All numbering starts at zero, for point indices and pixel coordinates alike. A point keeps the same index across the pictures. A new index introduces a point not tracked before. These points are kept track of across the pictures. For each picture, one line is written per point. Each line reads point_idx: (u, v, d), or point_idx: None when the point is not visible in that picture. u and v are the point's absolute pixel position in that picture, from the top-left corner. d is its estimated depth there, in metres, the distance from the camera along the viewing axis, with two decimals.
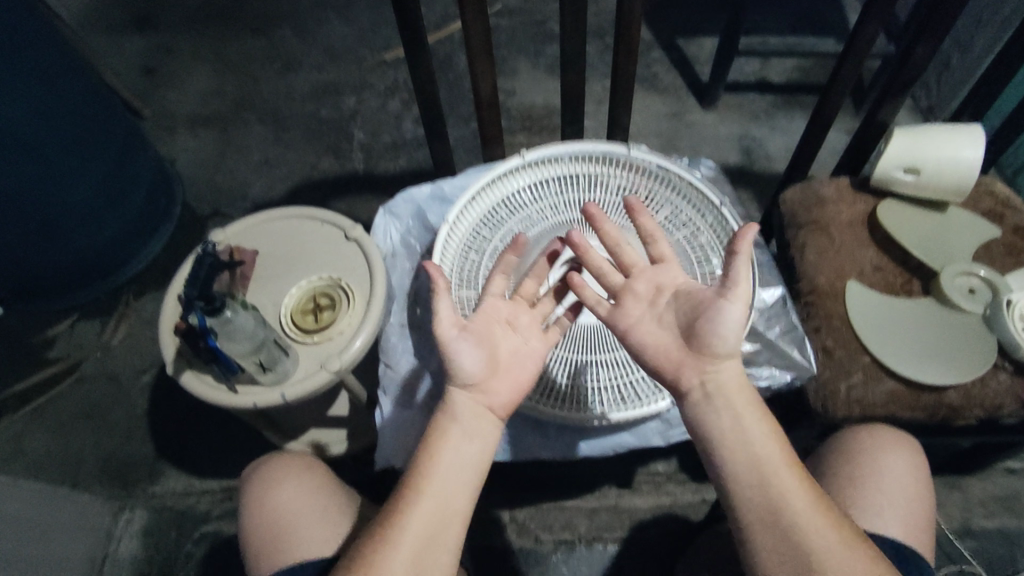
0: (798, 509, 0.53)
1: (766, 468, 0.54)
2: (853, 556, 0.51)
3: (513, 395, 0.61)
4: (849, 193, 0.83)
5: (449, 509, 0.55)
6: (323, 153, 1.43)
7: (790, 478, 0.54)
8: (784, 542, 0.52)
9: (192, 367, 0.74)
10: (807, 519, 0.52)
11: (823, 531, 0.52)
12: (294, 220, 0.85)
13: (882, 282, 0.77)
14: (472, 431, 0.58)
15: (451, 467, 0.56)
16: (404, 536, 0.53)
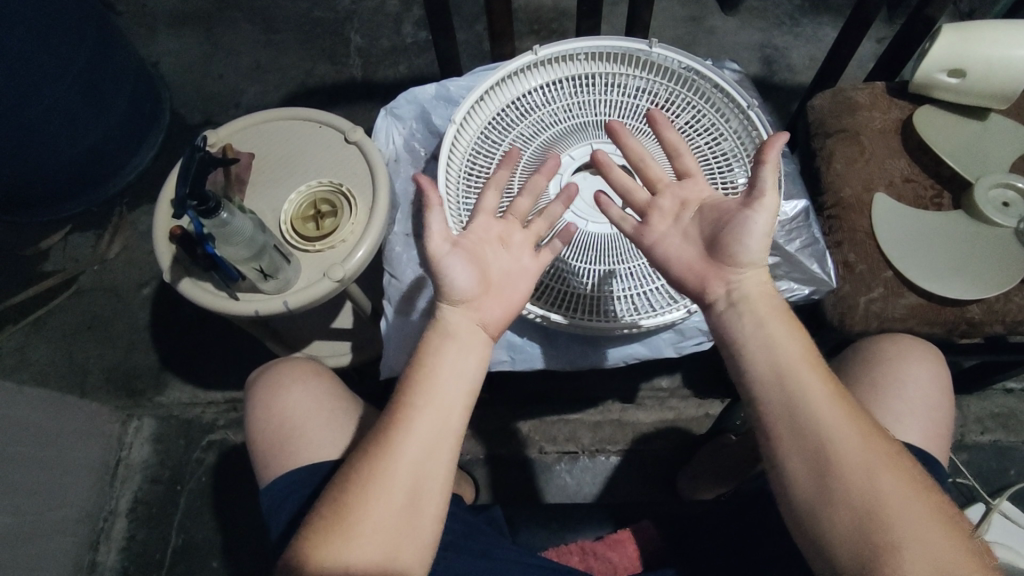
0: (815, 409, 0.50)
1: (784, 368, 0.52)
2: (875, 455, 0.48)
3: (504, 314, 0.58)
4: (882, 99, 0.77)
5: (445, 419, 0.53)
6: (316, 57, 1.34)
7: (810, 379, 0.51)
8: (801, 443, 0.50)
9: (190, 275, 0.72)
10: (826, 419, 0.49)
11: (843, 431, 0.49)
12: (291, 123, 0.80)
13: (911, 194, 0.73)
14: (465, 344, 0.56)
15: (447, 377, 0.54)
16: (397, 452, 0.51)
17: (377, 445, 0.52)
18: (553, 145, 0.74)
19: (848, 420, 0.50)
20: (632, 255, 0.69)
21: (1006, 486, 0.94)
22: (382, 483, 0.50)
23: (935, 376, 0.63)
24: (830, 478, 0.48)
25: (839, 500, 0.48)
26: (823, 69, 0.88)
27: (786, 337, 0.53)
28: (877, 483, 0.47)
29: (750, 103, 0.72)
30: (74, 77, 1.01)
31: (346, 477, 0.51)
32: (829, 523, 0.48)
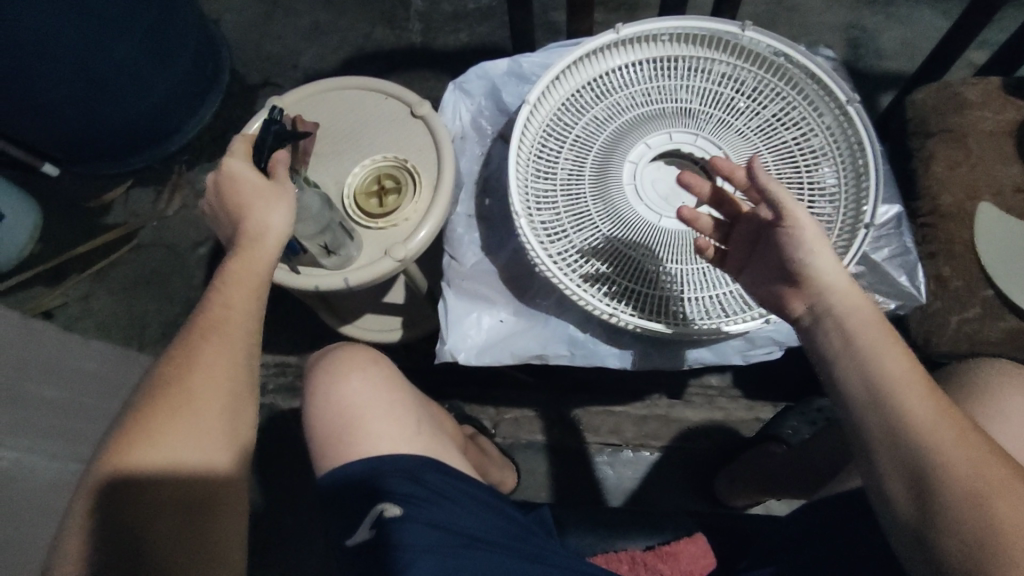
0: (919, 434, 0.45)
1: (887, 389, 0.47)
2: (990, 483, 0.43)
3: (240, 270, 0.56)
4: (997, 97, 0.70)
5: (240, 333, 0.54)
6: (376, 20, 1.30)
7: (916, 400, 0.46)
8: (900, 470, 0.46)
9: None
10: (934, 446, 0.45)
11: (952, 458, 0.44)
12: (358, 92, 0.78)
13: (1022, 206, 0.66)
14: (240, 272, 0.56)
15: (247, 289, 0.55)
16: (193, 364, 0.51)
17: (181, 359, 0.52)
18: (627, 131, 0.71)
19: (960, 446, 0.44)
20: None
21: None
22: (191, 400, 0.50)
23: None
24: (935, 510, 0.44)
25: (949, 533, 0.43)
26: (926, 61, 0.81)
27: (884, 353, 0.48)
28: (989, 516, 0.42)
29: (850, 97, 0.65)
30: (145, 35, 1.01)
31: (146, 402, 0.50)
32: (938, 555, 0.44)
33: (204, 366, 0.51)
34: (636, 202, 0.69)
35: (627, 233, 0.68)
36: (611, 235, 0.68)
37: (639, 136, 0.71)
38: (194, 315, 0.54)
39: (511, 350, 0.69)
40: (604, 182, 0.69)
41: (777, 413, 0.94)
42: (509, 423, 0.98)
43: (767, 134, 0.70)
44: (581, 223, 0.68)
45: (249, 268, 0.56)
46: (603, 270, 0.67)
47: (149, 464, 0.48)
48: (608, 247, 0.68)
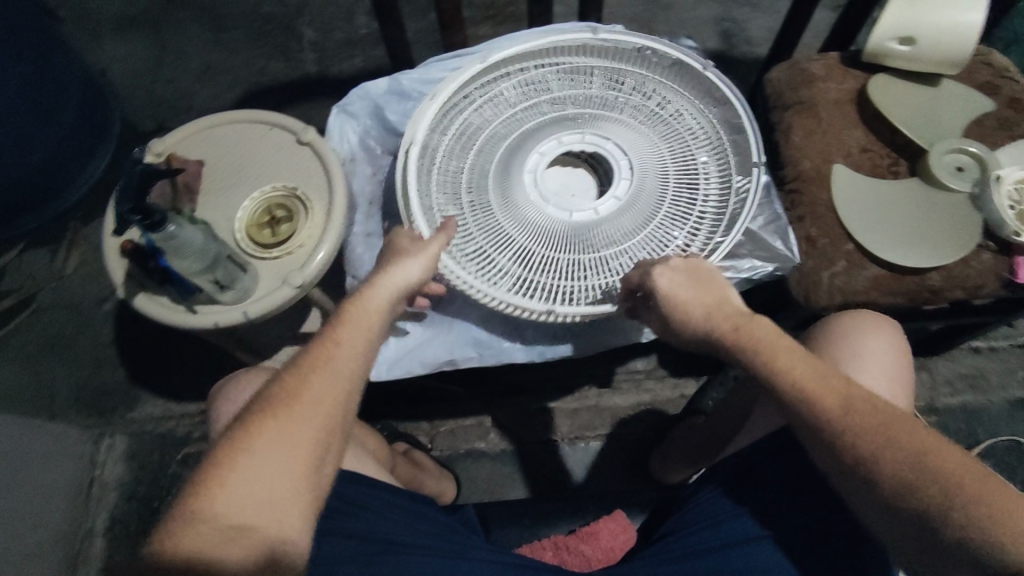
0: (834, 426, 0.49)
1: (804, 391, 0.50)
2: (897, 436, 0.48)
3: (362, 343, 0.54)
4: (837, 69, 0.77)
5: (345, 376, 0.53)
6: (269, 54, 1.30)
7: (829, 394, 0.50)
8: (833, 462, 0.50)
9: (145, 289, 0.70)
10: (852, 419, 0.49)
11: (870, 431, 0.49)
12: (241, 125, 0.78)
13: (868, 164, 0.73)
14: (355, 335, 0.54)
15: (362, 335, 0.55)
16: (301, 411, 0.51)
17: (286, 394, 0.51)
18: (518, 134, 0.71)
19: (871, 427, 0.49)
20: (617, 242, 0.69)
21: (978, 445, 0.95)
22: (283, 434, 0.50)
23: (892, 346, 0.64)
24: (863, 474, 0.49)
25: (880, 484, 0.48)
26: (779, 43, 0.88)
27: (793, 358, 0.52)
28: (921, 481, 0.47)
29: (706, 63, 0.70)
30: (18, 89, 0.97)
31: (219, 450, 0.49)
32: (884, 507, 0.49)
33: (304, 404, 0.51)
34: (541, 206, 0.69)
35: (541, 235, 0.68)
36: (527, 239, 0.68)
37: (530, 141, 0.71)
38: (303, 353, 0.54)
39: (421, 358, 0.70)
40: (507, 190, 0.70)
41: (700, 387, 0.98)
42: (444, 435, 0.98)
43: (650, 120, 0.72)
44: (496, 231, 0.69)
45: (362, 319, 0.55)
46: (526, 273, 0.68)
47: (230, 494, 0.48)
48: (528, 251, 0.68)
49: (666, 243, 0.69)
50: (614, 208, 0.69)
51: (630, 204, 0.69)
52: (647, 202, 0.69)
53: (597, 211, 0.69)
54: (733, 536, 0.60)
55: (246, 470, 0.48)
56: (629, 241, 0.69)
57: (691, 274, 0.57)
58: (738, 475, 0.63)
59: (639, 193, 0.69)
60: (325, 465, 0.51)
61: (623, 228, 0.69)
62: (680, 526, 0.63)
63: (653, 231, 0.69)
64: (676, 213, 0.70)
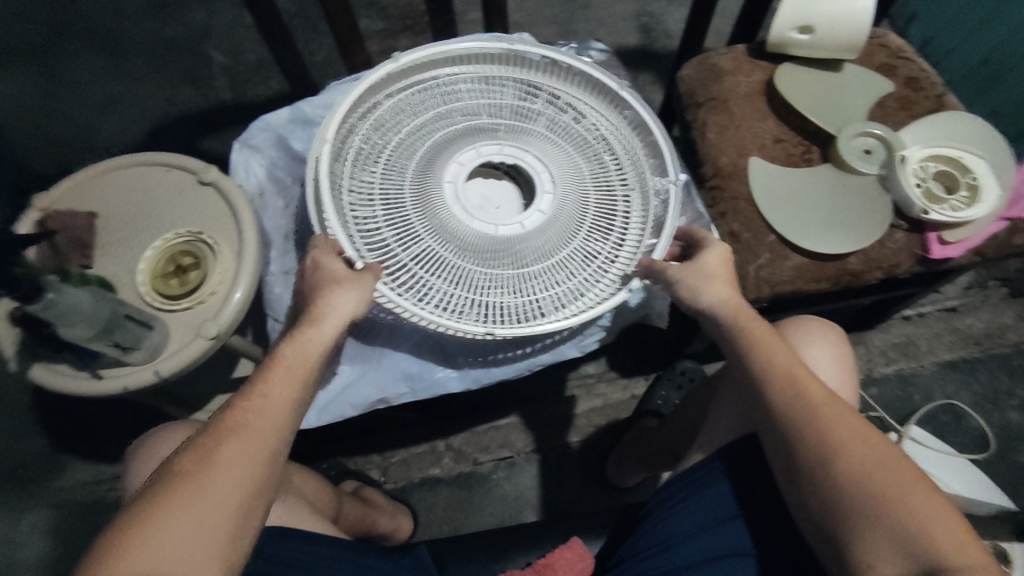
0: (792, 414, 0.51)
1: (787, 375, 0.53)
2: (850, 443, 0.49)
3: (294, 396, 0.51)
4: (745, 61, 0.77)
5: (270, 429, 0.49)
6: (176, 84, 1.23)
7: (806, 388, 0.52)
8: (779, 448, 0.52)
9: (41, 358, 0.64)
10: (820, 422, 0.50)
11: (842, 436, 0.50)
12: (135, 169, 0.72)
13: (782, 153, 0.74)
14: (289, 377, 0.52)
15: (294, 381, 0.52)
16: (223, 468, 0.47)
17: (202, 453, 0.47)
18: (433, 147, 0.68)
19: (836, 429, 0.50)
20: (542, 255, 0.67)
21: (914, 411, 0.99)
22: (200, 496, 0.46)
23: (832, 354, 0.65)
24: (817, 477, 0.49)
25: (831, 489, 0.49)
26: (690, 38, 0.88)
27: (775, 346, 0.54)
28: (863, 496, 0.47)
29: (622, 84, 0.70)
30: None
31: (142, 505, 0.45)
32: (832, 518, 0.49)
33: (225, 462, 0.47)
34: (468, 222, 0.66)
35: (470, 252, 0.66)
36: (454, 257, 0.65)
37: (446, 154, 0.68)
38: (226, 407, 0.50)
39: (351, 401, 0.67)
40: (429, 206, 0.66)
41: (649, 386, 0.97)
42: (396, 465, 0.95)
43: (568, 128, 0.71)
44: (420, 253, 0.65)
45: (296, 361, 0.52)
46: (455, 292, 0.65)
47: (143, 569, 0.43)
48: (456, 270, 0.65)
49: (594, 252, 0.67)
50: (542, 219, 0.67)
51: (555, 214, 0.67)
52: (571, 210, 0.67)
53: (523, 224, 0.67)
54: (704, 553, 0.58)
55: (158, 541, 0.44)
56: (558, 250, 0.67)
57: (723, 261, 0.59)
58: (690, 483, 0.62)
59: (564, 201, 0.67)
60: (249, 527, 0.47)
61: (552, 238, 0.67)
62: (633, 551, 0.62)
63: (579, 243, 0.67)
64: (600, 219, 0.68)
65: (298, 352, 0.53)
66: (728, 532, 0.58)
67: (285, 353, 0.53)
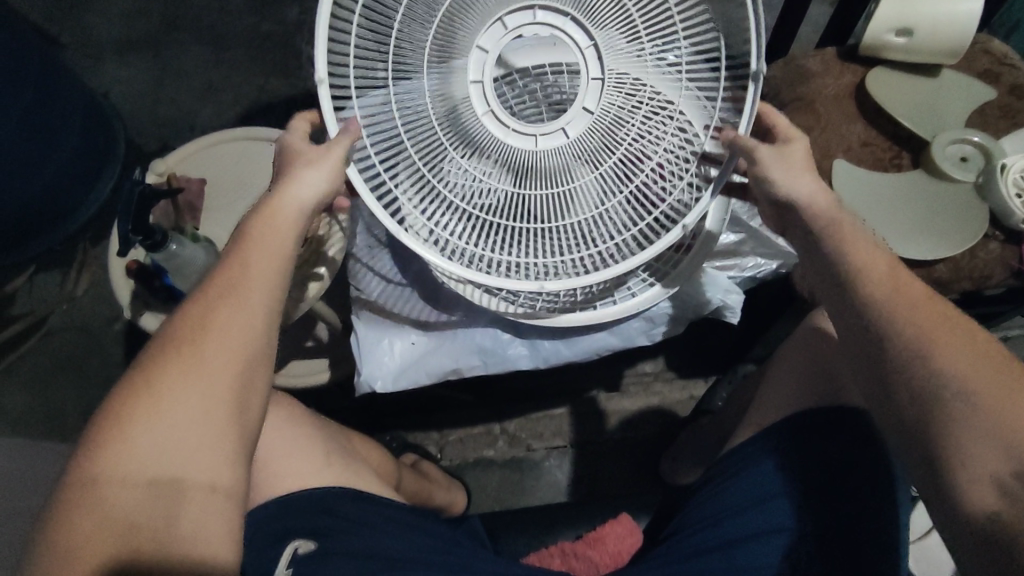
0: (884, 305, 0.48)
1: (877, 269, 0.50)
2: (947, 339, 0.46)
3: (278, 267, 0.49)
4: (835, 63, 0.76)
5: (254, 297, 0.47)
6: (270, 72, 1.30)
7: (898, 283, 0.49)
8: (862, 349, 0.50)
9: (149, 308, 0.70)
10: (913, 320, 0.47)
11: (937, 335, 0.46)
12: (240, 142, 0.78)
13: (869, 158, 0.73)
14: (278, 246, 0.49)
15: (274, 254, 0.49)
16: (216, 333, 0.44)
17: (190, 328, 0.44)
18: (447, 26, 0.53)
19: (934, 325, 0.46)
20: (580, 171, 0.57)
21: None
22: (182, 364, 0.43)
23: None
24: (909, 381, 0.46)
25: (933, 397, 0.45)
26: (775, 39, 0.88)
27: (864, 240, 0.51)
28: (970, 391, 0.44)
29: None
30: (23, 117, 0.98)
31: (138, 374, 0.43)
32: (935, 436, 0.45)
33: (216, 331, 0.44)
34: (502, 137, 0.55)
35: (495, 168, 0.56)
36: (476, 175, 0.56)
37: (466, 37, 0.54)
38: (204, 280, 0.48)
39: (426, 369, 0.70)
40: (456, 120, 0.55)
41: (708, 387, 0.97)
42: (451, 443, 0.98)
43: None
44: (441, 169, 0.56)
45: (274, 233, 0.50)
46: (485, 220, 0.57)
47: (137, 442, 0.40)
48: (480, 187, 0.56)
49: (643, 161, 0.57)
50: (581, 130, 0.55)
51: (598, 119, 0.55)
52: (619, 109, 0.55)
53: (563, 135, 0.55)
54: (747, 530, 0.58)
55: (159, 414, 0.41)
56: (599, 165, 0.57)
57: (800, 159, 0.55)
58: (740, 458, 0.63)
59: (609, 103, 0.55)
60: (250, 408, 0.45)
61: (587, 156, 0.56)
62: (681, 526, 0.63)
63: (628, 150, 0.56)
64: (651, 132, 0.56)
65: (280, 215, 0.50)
66: (772, 507, 0.59)
67: (259, 224, 0.50)
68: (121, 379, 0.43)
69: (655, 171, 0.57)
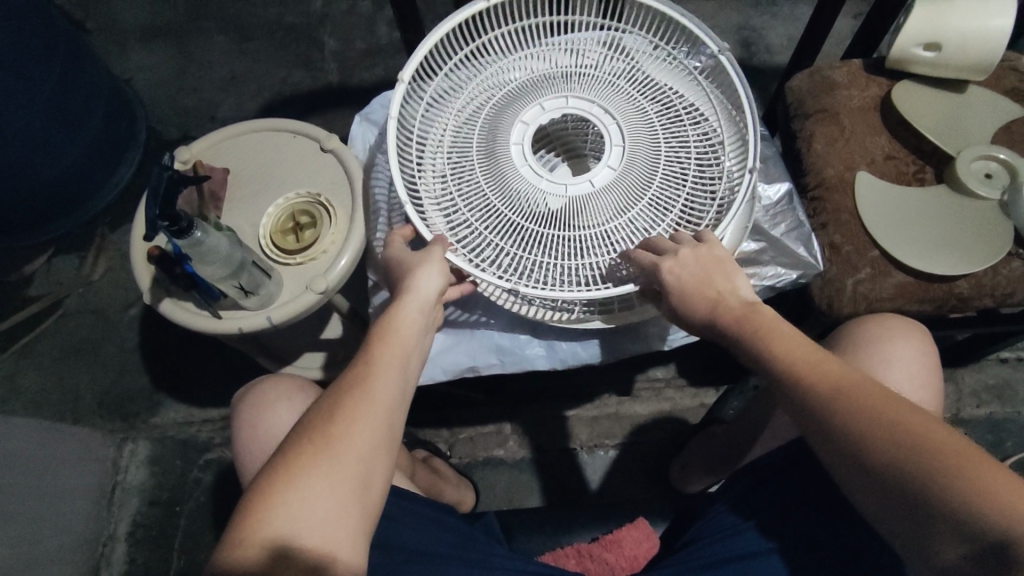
0: (817, 404, 0.46)
1: (804, 366, 0.48)
2: (890, 430, 0.43)
3: (407, 366, 0.51)
4: (861, 75, 0.76)
5: (389, 396, 0.48)
6: (291, 64, 1.31)
7: (870, 400, 0.45)
8: (819, 445, 0.47)
9: (170, 295, 0.71)
10: (854, 412, 0.45)
11: (879, 426, 0.44)
12: (266, 133, 0.79)
13: (892, 171, 0.72)
14: (407, 343, 0.51)
15: (403, 353, 0.51)
16: (354, 429, 0.46)
17: (326, 418, 0.46)
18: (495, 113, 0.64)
19: (870, 408, 0.44)
20: (613, 212, 0.60)
21: (1004, 458, 0.93)
22: (328, 464, 0.44)
23: (918, 353, 0.61)
24: (874, 480, 0.44)
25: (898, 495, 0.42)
26: (801, 49, 0.88)
27: (837, 366, 0.47)
28: (934, 487, 0.41)
29: (719, 49, 0.62)
30: (48, 98, 0.99)
31: (278, 461, 0.45)
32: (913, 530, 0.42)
33: (356, 425, 0.46)
34: (561, 193, 0.60)
35: (529, 212, 0.60)
36: (516, 215, 0.60)
37: (512, 118, 0.62)
38: (336, 378, 0.49)
39: (442, 365, 0.70)
40: (494, 162, 0.61)
41: (719, 395, 0.96)
42: (461, 442, 0.98)
43: (644, 86, 0.65)
44: (486, 215, 0.61)
45: (402, 334, 0.51)
46: (522, 254, 0.60)
47: (291, 537, 0.43)
48: (529, 231, 0.60)
49: (671, 202, 0.61)
50: (611, 177, 0.60)
51: (628, 169, 0.60)
52: (642, 160, 0.61)
53: (592, 184, 0.60)
54: (750, 547, 0.58)
55: (296, 501, 0.43)
56: (626, 208, 0.61)
57: (714, 251, 0.55)
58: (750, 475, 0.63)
59: (635, 155, 0.61)
60: (374, 487, 0.46)
61: (623, 196, 0.60)
62: (698, 536, 0.63)
63: (654, 193, 0.61)
64: (676, 177, 0.62)
65: (411, 311, 0.53)
66: (776, 526, 0.59)
67: (393, 320, 0.52)
68: (260, 471, 0.45)
69: (682, 212, 0.62)
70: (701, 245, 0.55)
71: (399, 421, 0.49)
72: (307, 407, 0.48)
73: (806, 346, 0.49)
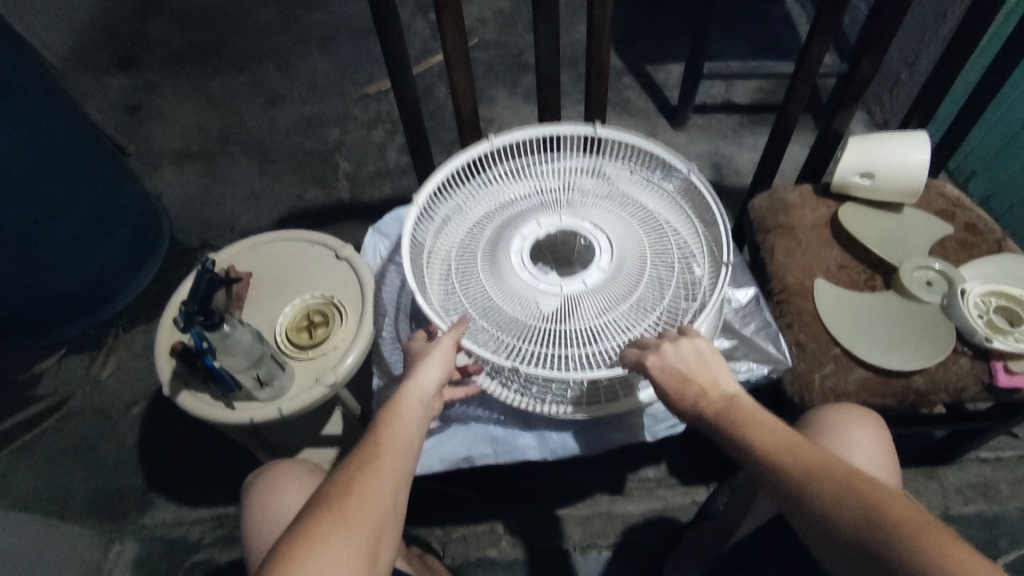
0: (796, 488, 0.47)
1: (782, 452, 0.49)
2: (867, 513, 0.44)
3: (412, 446, 0.55)
4: (811, 197, 0.88)
5: (393, 473, 0.52)
6: (308, 182, 1.45)
7: (845, 481, 0.46)
8: (807, 532, 0.47)
9: (188, 387, 0.76)
10: (832, 496, 0.46)
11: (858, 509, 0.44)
12: (288, 242, 0.88)
13: (846, 278, 0.81)
14: (411, 427, 0.56)
15: (407, 435, 0.55)
16: (362, 504, 0.50)
17: (336, 494, 0.50)
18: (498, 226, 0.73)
19: (845, 492, 0.45)
20: (605, 308, 0.67)
21: (999, 557, 0.94)
22: (343, 533, 0.48)
23: (875, 439, 0.67)
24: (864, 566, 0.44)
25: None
26: (760, 176, 1.00)
27: (814, 451, 0.49)
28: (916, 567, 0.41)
29: (690, 169, 0.73)
30: (86, 210, 1.10)
31: (290, 536, 0.48)
32: None
33: (364, 501, 0.50)
34: (557, 291, 0.67)
35: (529, 308, 0.67)
36: (517, 311, 0.67)
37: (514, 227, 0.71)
38: (346, 457, 0.54)
39: (440, 456, 0.74)
40: (497, 265, 0.69)
41: (709, 493, 0.98)
42: (456, 542, 0.98)
43: (628, 204, 0.75)
44: (488, 312, 0.68)
45: (407, 417, 0.56)
46: (522, 345, 0.66)
47: None
48: (527, 325, 0.67)
49: (656, 302, 0.68)
50: (602, 277, 0.68)
51: (617, 270, 0.68)
52: (629, 263, 0.69)
53: (585, 282, 0.68)
54: None
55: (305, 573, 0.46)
56: (616, 304, 0.67)
57: (694, 346, 0.59)
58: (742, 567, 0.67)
59: (623, 258, 0.69)
60: (379, 559, 0.49)
61: (613, 293, 0.67)
62: None
63: (641, 293, 0.68)
64: (663, 277, 0.69)
65: (415, 397, 0.58)
66: None
67: (400, 405, 0.57)
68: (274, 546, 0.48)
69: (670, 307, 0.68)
70: (678, 340, 0.59)
71: (403, 499, 0.53)
72: (318, 486, 0.52)
73: (783, 433, 0.51)
